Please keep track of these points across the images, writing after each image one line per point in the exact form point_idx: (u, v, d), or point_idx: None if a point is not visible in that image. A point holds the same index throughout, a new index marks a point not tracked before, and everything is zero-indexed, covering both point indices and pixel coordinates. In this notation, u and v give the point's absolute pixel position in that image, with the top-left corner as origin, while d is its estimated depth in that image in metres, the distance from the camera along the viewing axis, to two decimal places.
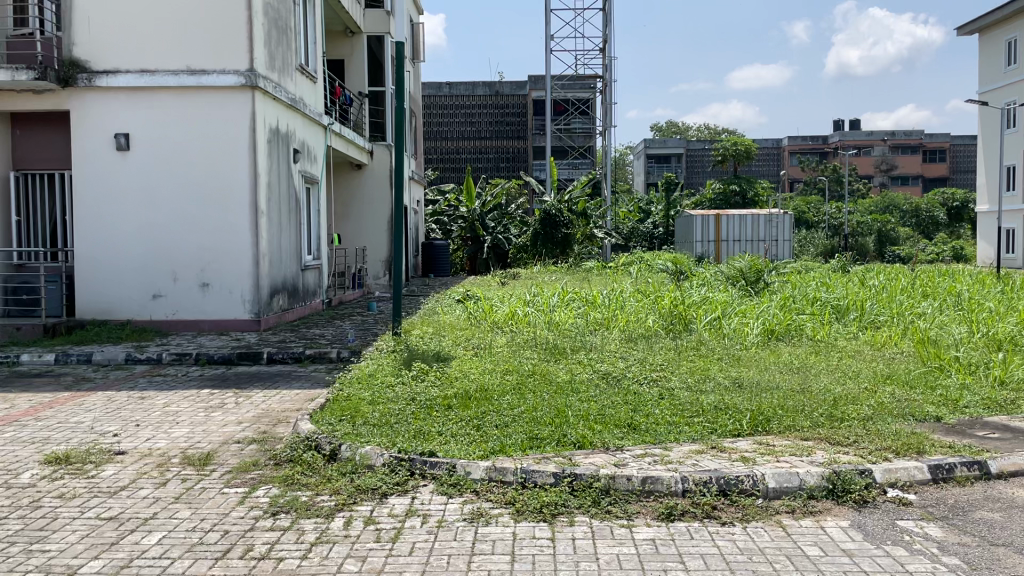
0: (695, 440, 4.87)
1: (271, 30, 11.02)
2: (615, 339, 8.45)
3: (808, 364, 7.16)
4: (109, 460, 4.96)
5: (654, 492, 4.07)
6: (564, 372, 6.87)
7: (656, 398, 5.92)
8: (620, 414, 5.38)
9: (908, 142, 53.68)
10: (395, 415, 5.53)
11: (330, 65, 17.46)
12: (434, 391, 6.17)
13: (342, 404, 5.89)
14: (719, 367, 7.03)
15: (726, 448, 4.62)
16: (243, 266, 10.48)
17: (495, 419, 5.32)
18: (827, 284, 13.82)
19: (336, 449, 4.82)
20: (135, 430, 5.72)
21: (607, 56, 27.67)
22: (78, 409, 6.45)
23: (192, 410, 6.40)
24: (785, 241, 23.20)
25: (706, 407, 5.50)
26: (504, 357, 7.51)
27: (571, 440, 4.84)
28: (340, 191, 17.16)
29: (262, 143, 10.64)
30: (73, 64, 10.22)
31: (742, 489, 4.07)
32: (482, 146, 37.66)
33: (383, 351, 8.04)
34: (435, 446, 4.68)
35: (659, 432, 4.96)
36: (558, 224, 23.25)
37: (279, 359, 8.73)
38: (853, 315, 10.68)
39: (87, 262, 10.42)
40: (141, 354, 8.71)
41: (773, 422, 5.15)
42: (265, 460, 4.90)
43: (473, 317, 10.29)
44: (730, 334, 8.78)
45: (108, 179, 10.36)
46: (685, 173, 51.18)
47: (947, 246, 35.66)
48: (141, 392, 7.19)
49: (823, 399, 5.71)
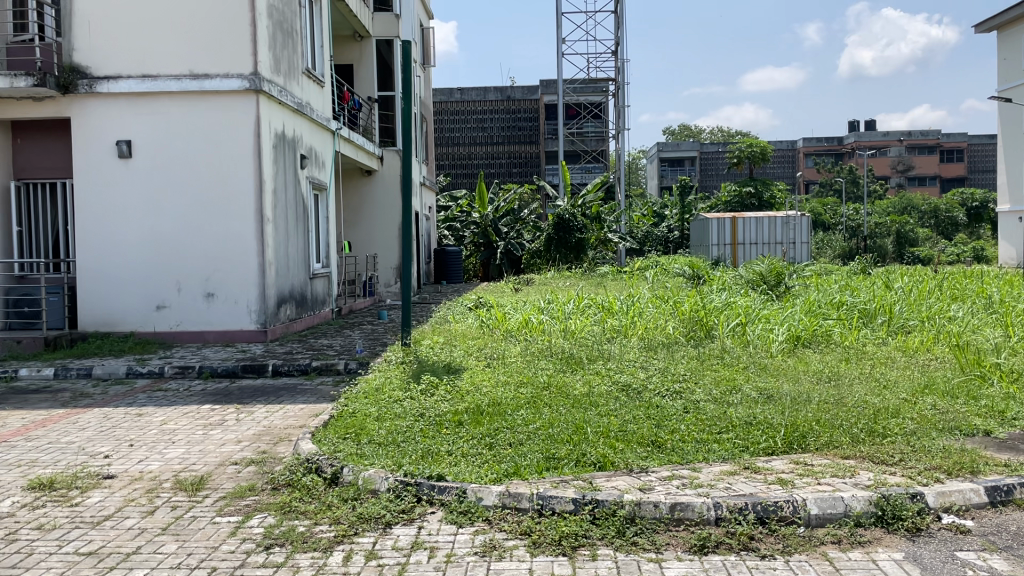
0: (726, 460, 4.48)
1: (276, 33, 10.73)
2: (635, 347, 8.07)
3: (840, 374, 6.76)
4: (96, 485, 4.63)
5: (684, 520, 3.70)
6: (582, 384, 6.50)
7: (681, 412, 5.53)
8: (642, 430, 5.00)
9: (925, 142, 52.99)
10: (402, 433, 5.18)
11: (339, 69, 17.20)
12: (444, 406, 5.82)
13: (346, 421, 5.55)
14: (747, 378, 6.64)
15: (761, 469, 4.23)
16: (248, 275, 10.17)
17: (509, 437, 4.96)
18: (850, 287, 13.43)
19: (338, 472, 4.47)
20: (127, 451, 5.40)
21: (619, 58, 27.30)
22: (71, 427, 6.14)
23: (190, 428, 6.07)
24: (803, 243, 22.71)
25: (737, 422, 5.12)
26: (518, 368, 7.14)
27: (591, 459, 4.49)
28: (349, 197, 16.86)
29: (267, 149, 10.35)
30: (73, 69, 9.96)
31: (782, 517, 3.70)
32: (494, 151, 37.36)
33: (391, 363, 7.68)
34: (444, 469, 4.32)
35: (686, 450, 4.60)
36: (572, 228, 22.91)
37: (284, 371, 8.41)
38: (882, 320, 10.23)
39: (89, 272, 10.15)
40: (142, 367, 8.42)
41: (809, 438, 4.77)
42: (261, 485, 4.56)
43: (485, 325, 9.94)
44: (754, 342, 8.37)
45: (109, 187, 10.09)
46: (699, 176, 50.68)
47: (968, 248, 34.92)
48: (139, 408, 6.87)
49: (862, 412, 5.31)
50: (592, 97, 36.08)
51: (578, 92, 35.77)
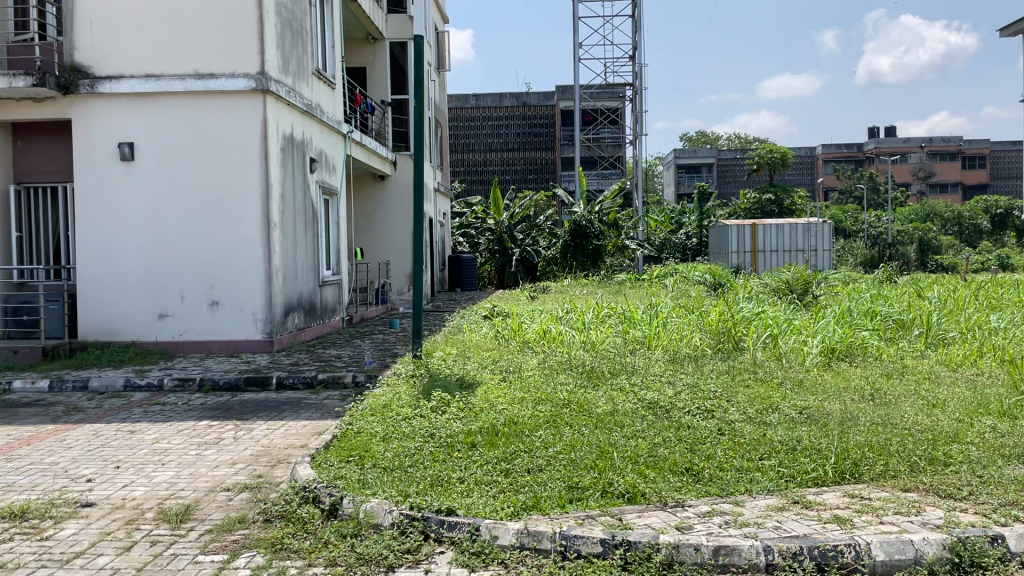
0: (771, 492, 3.98)
1: (285, 31, 10.36)
2: (660, 360, 7.59)
3: (884, 391, 6.26)
4: (72, 515, 4.20)
5: (730, 567, 3.23)
6: (605, 401, 6.01)
7: (716, 435, 5.04)
8: (675, 455, 4.52)
9: (946, 149, 52.20)
10: (410, 456, 4.73)
11: (352, 72, 16.82)
12: (456, 425, 5.35)
13: (350, 442, 5.11)
14: (785, 396, 6.12)
15: (813, 504, 3.75)
16: (254, 283, 9.76)
17: (527, 462, 4.50)
18: (882, 296, 12.84)
19: (337, 503, 4.01)
20: (112, 474, 4.98)
21: (637, 63, 26.82)
22: (57, 446, 5.72)
23: (183, 448, 5.64)
24: (824, 250, 22.08)
25: (781, 447, 4.63)
26: (536, 384, 6.65)
27: (619, 490, 4.02)
28: (361, 202, 16.48)
29: (275, 152, 9.96)
30: (75, 69, 9.61)
31: (844, 564, 3.22)
32: (510, 158, 36.88)
33: (401, 377, 7.25)
34: (454, 502, 3.85)
35: (725, 480, 4.11)
36: (589, 235, 22.46)
37: (290, 384, 7.99)
38: (918, 332, 9.68)
39: (90, 279, 9.78)
40: (140, 380, 8.01)
41: (862, 466, 4.28)
42: (253, 516, 4.12)
43: (501, 336, 9.47)
44: (788, 355, 7.85)
45: (112, 190, 9.72)
46: (717, 182, 49.99)
47: (993, 254, 34.10)
48: (132, 425, 6.45)
49: (919, 436, 4.79)
50: (609, 102, 35.59)
51: (595, 99, 35.33)
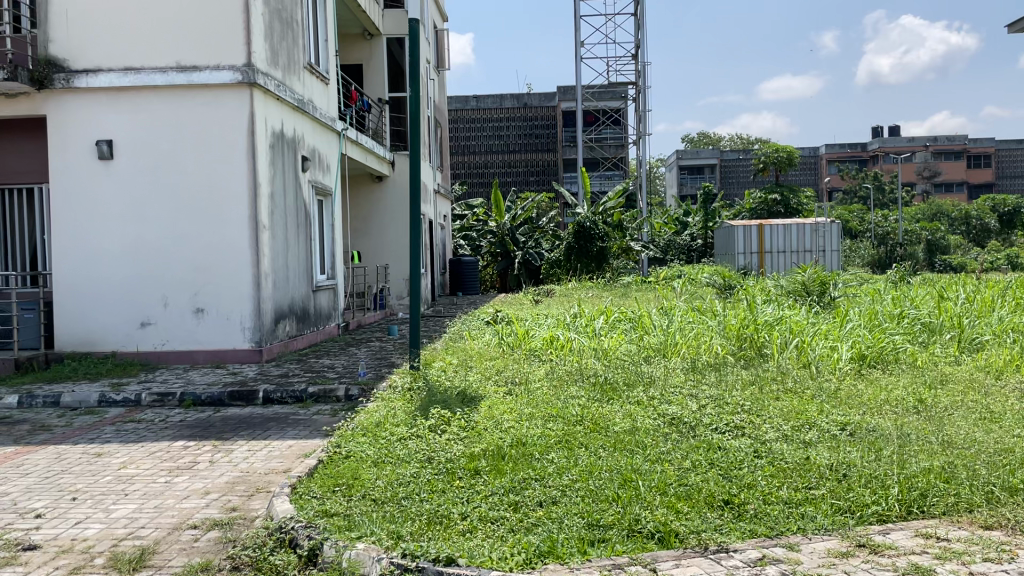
0: (829, 531, 3.39)
1: (274, 22, 9.79)
2: (679, 370, 6.99)
3: (932, 404, 5.63)
4: (9, 560, 3.60)
5: None
6: (623, 417, 5.39)
7: (752, 457, 4.43)
8: (708, 484, 3.92)
9: (951, 147, 51.63)
10: (405, 486, 4.11)
11: (347, 70, 16.23)
12: (457, 448, 4.74)
13: (337, 469, 4.50)
14: (821, 409, 5.51)
15: (882, 549, 3.14)
16: (241, 289, 9.17)
17: (540, 493, 3.89)
18: (904, 296, 12.21)
19: (317, 548, 3.42)
20: (66, 509, 4.36)
21: (640, 61, 26.21)
22: (10, 473, 5.12)
23: (151, 474, 5.02)
24: (833, 250, 21.46)
25: (831, 474, 4.01)
26: (545, 398, 6.03)
27: (648, 529, 3.42)
28: (357, 204, 15.88)
29: (263, 148, 9.37)
30: (49, 62, 9.03)
31: None
32: (511, 160, 36.27)
33: (397, 390, 6.66)
34: (456, 546, 3.25)
35: (772, 517, 3.51)
36: (593, 237, 21.62)
37: (277, 399, 7.39)
38: (951, 336, 9.06)
39: (67, 285, 9.19)
40: (116, 395, 7.41)
41: (932, 500, 3.66)
42: (219, 562, 3.52)
43: (506, 344, 8.86)
44: (817, 363, 7.27)
45: (89, 192, 9.14)
46: (720, 182, 49.34)
47: (1003, 253, 33.41)
48: (100, 447, 5.83)
49: (990, 459, 4.19)
50: (611, 102, 34.97)
51: (597, 99, 34.72)
